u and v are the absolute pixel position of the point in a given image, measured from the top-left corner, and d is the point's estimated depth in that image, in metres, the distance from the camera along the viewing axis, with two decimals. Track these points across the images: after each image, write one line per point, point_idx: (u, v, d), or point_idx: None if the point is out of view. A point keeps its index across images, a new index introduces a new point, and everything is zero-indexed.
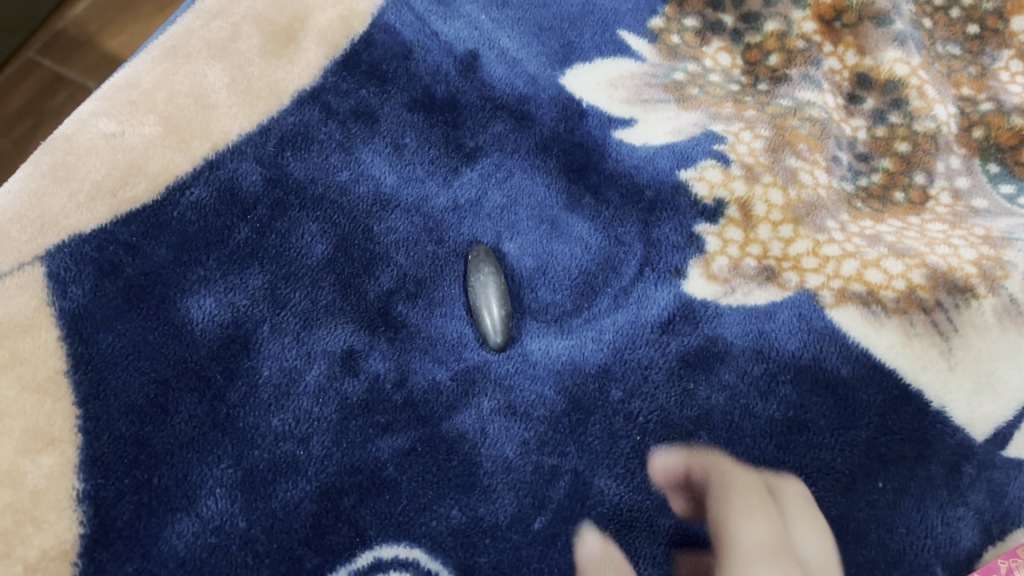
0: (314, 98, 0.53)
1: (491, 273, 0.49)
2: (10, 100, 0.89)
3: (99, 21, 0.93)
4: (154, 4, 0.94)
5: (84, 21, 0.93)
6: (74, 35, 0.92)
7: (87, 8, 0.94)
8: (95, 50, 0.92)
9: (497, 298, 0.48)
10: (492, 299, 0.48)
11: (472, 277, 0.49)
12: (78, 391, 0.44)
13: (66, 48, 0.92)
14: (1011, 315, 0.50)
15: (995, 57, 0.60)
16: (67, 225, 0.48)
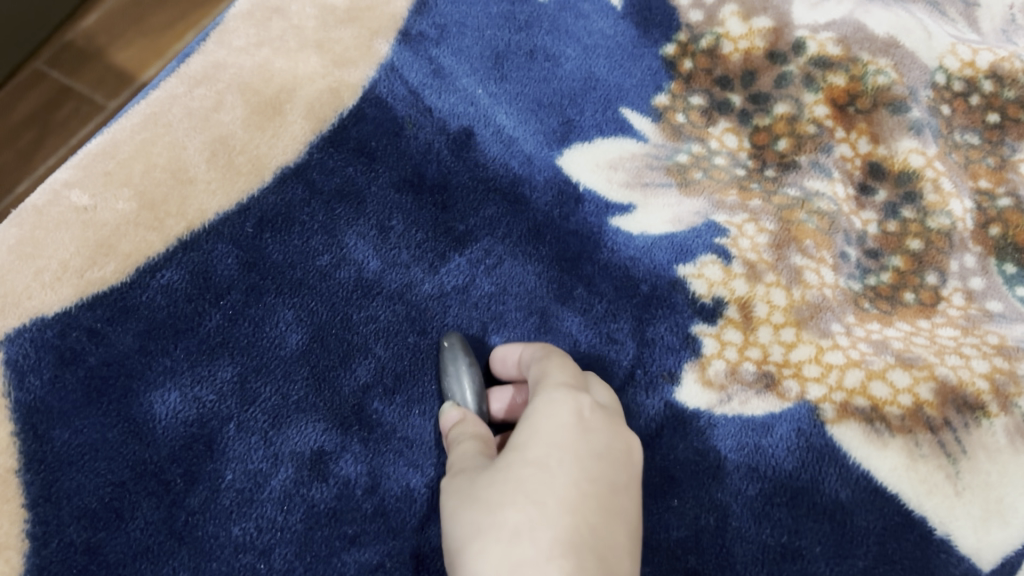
0: (298, 175, 0.51)
1: (467, 365, 0.46)
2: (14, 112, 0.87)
3: (109, 34, 0.91)
4: (165, 18, 0.92)
5: (94, 33, 0.91)
6: (83, 47, 0.90)
7: (98, 19, 0.91)
8: (103, 65, 0.90)
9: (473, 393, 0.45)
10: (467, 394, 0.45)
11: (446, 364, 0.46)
12: (28, 493, 0.42)
13: (72, 61, 0.90)
14: (1022, 435, 0.47)
15: (1015, 147, 0.57)
16: (28, 307, 0.45)
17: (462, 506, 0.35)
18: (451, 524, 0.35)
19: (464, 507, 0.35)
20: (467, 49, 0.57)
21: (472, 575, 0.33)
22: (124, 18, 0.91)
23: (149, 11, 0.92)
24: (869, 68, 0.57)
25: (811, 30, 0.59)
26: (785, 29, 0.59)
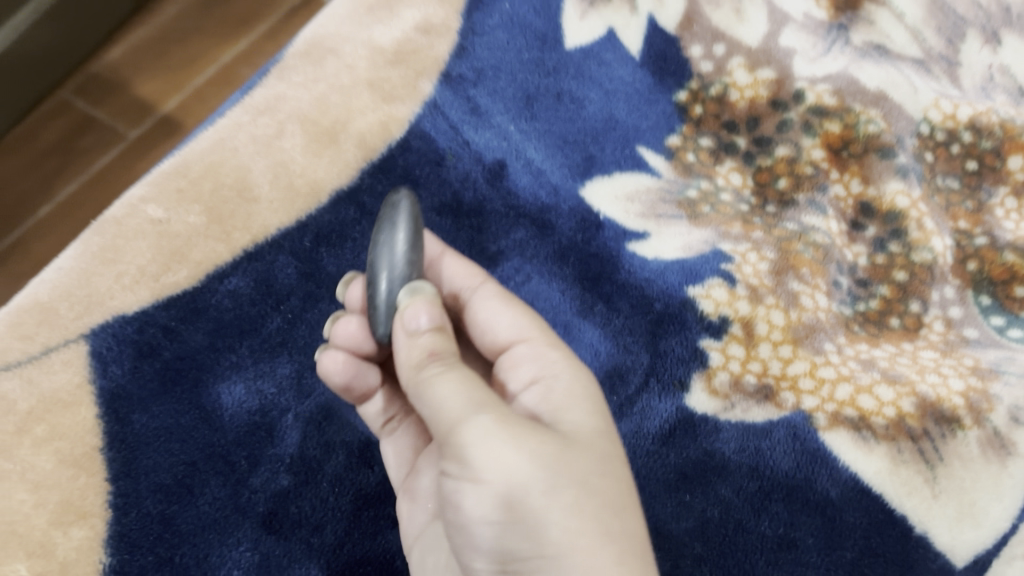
0: (350, 197, 0.57)
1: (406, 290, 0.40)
2: (41, 140, 0.93)
3: (133, 66, 0.98)
4: (185, 54, 1.00)
5: (119, 66, 0.98)
6: (108, 78, 0.97)
7: (122, 53, 0.99)
8: (128, 95, 0.97)
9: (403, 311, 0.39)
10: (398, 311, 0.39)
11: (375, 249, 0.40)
12: (111, 468, 0.47)
13: (98, 91, 0.96)
14: (993, 447, 0.53)
15: (990, 193, 0.62)
16: (111, 306, 0.51)
17: (547, 486, 0.32)
18: (519, 484, 0.32)
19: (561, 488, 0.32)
20: (501, 90, 0.64)
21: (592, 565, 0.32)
22: (147, 55, 0.99)
23: (170, 48, 1.00)
24: (861, 117, 0.64)
25: (809, 82, 0.65)
26: (787, 79, 0.65)
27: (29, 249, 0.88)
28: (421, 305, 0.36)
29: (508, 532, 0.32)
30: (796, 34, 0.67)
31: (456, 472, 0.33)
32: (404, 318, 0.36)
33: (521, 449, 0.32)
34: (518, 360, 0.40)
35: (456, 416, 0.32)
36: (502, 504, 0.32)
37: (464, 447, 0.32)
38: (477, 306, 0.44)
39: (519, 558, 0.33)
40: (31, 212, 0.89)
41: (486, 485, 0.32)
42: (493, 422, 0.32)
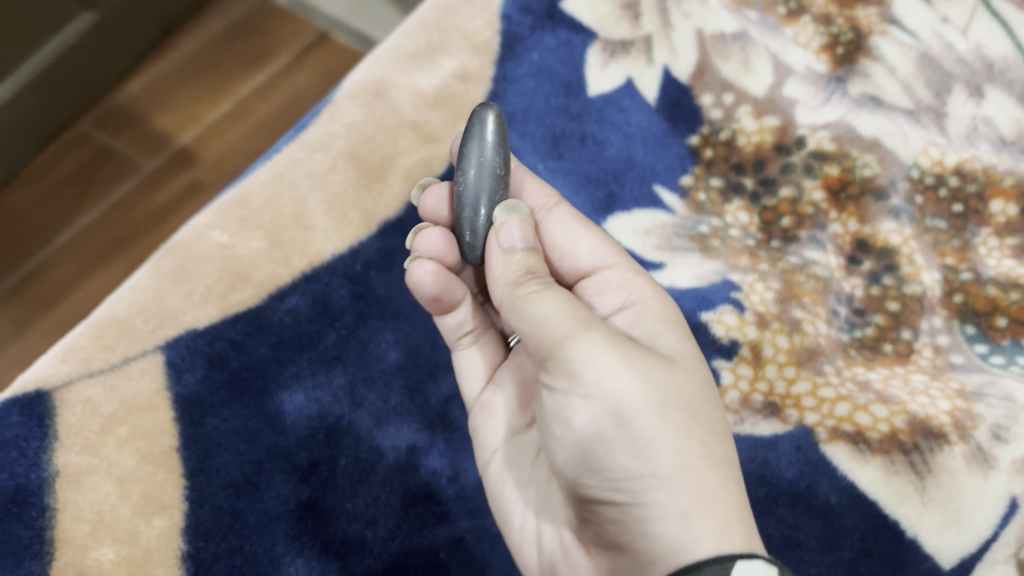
0: (397, 227, 0.63)
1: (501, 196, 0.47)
2: (61, 169, 1.02)
3: (147, 99, 1.07)
4: (196, 89, 1.08)
5: (135, 98, 1.07)
6: (125, 111, 1.06)
7: (137, 88, 1.08)
8: (145, 127, 1.06)
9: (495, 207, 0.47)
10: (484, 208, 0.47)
11: (471, 172, 0.46)
12: (186, 465, 0.52)
13: (114, 123, 1.05)
14: (977, 461, 0.57)
15: (975, 233, 0.67)
16: (183, 320, 0.57)
17: (649, 405, 0.38)
18: (627, 401, 0.38)
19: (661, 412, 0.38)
20: (530, 132, 0.71)
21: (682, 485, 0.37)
22: (162, 89, 1.08)
23: (184, 82, 1.09)
24: (857, 161, 0.70)
25: (810, 128, 0.72)
26: (790, 127, 0.72)
27: (51, 273, 0.96)
28: (517, 225, 0.45)
29: (620, 450, 0.38)
30: (798, 84, 0.73)
31: (566, 389, 0.39)
32: (499, 235, 0.45)
33: (627, 369, 0.39)
34: (607, 284, 0.50)
35: (568, 332, 0.39)
36: (614, 420, 0.38)
37: (578, 364, 0.38)
38: (555, 230, 0.52)
39: (629, 475, 0.38)
40: (51, 238, 0.98)
41: (600, 402, 0.38)
42: (601, 340, 0.39)
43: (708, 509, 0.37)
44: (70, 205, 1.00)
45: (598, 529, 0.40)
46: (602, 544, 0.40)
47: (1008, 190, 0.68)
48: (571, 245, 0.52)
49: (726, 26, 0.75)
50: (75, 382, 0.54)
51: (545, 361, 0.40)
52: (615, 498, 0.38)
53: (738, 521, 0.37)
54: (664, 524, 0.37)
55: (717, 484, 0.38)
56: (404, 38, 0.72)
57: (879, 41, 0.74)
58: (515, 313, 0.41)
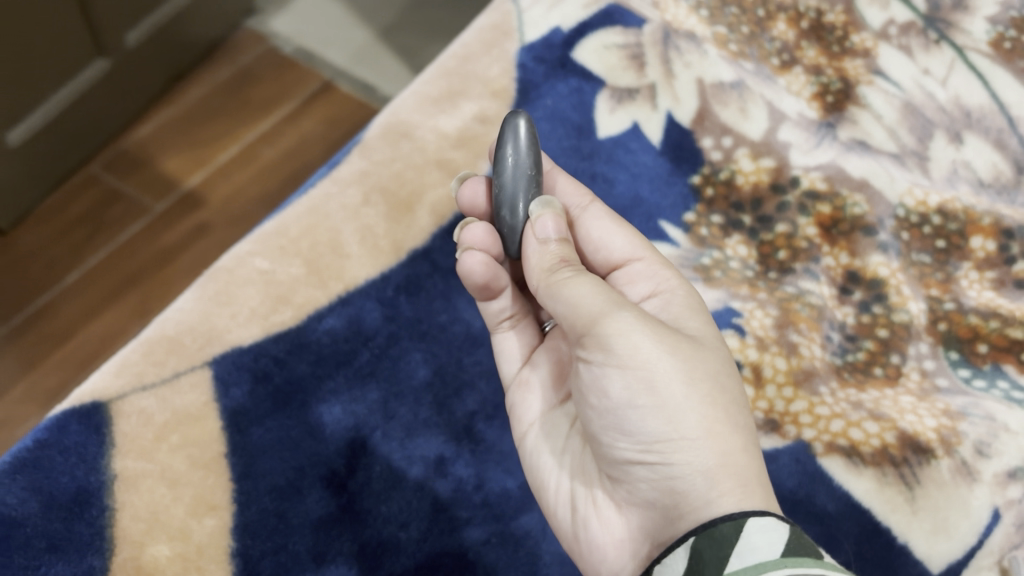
0: (424, 256, 0.68)
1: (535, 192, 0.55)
2: (77, 208, 1.22)
3: (155, 145, 1.29)
4: (203, 140, 1.31)
5: (145, 144, 1.29)
6: (136, 154, 1.28)
7: (148, 134, 1.30)
8: (152, 170, 1.27)
9: (528, 202, 0.54)
10: (518, 202, 0.54)
11: (507, 171, 0.55)
12: (234, 470, 0.57)
13: (125, 167, 1.27)
14: (962, 473, 0.62)
15: (957, 266, 0.73)
16: (229, 338, 0.62)
17: (677, 376, 0.46)
18: (657, 372, 0.46)
19: (688, 382, 0.46)
20: None
21: (707, 445, 0.45)
22: (167, 137, 1.30)
23: (187, 133, 1.31)
24: (848, 200, 0.76)
25: (804, 169, 0.77)
26: (785, 167, 0.77)
27: (61, 308, 1.13)
28: (551, 219, 0.53)
29: (650, 415, 0.46)
30: (791, 129, 0.79)
31: (602, 361, 0.47)
32: (534, 229, 0.53)
33: (656, 345, 0.47)
34: (637, 274, 0.57)
35: (603, 311, 0.47)
36: (645, 388, 0.46)
37: (613, 338, 0.46)
38: (591, 228, 0.60)
39: (660, 436, 0.45)
40: (61, 278, 1.16)
41: (632, 372, 0.46)
42: (632, 318, 0.47)
43: (730, 468, 0.45)
44: (76, 249, 1.18)
45: (631, 485, 0.47)
46: (634, 500, 0.47)
47: (987, 227, 0.74)
48: (604, 240, 0.59)
49: (724, 75, 0.82)
50: (129, 395, 0.59)
51: (581, 338, 0.48)
52: (647, 456, 0.46)
53: (756, 481, 0.45)
54: (691, 479, 0.44)
55: (737, 447, 0.46)
56: (427, 84, 0.78)
57: (865, 90, 0.82)
58: (552, 297, 0.49)
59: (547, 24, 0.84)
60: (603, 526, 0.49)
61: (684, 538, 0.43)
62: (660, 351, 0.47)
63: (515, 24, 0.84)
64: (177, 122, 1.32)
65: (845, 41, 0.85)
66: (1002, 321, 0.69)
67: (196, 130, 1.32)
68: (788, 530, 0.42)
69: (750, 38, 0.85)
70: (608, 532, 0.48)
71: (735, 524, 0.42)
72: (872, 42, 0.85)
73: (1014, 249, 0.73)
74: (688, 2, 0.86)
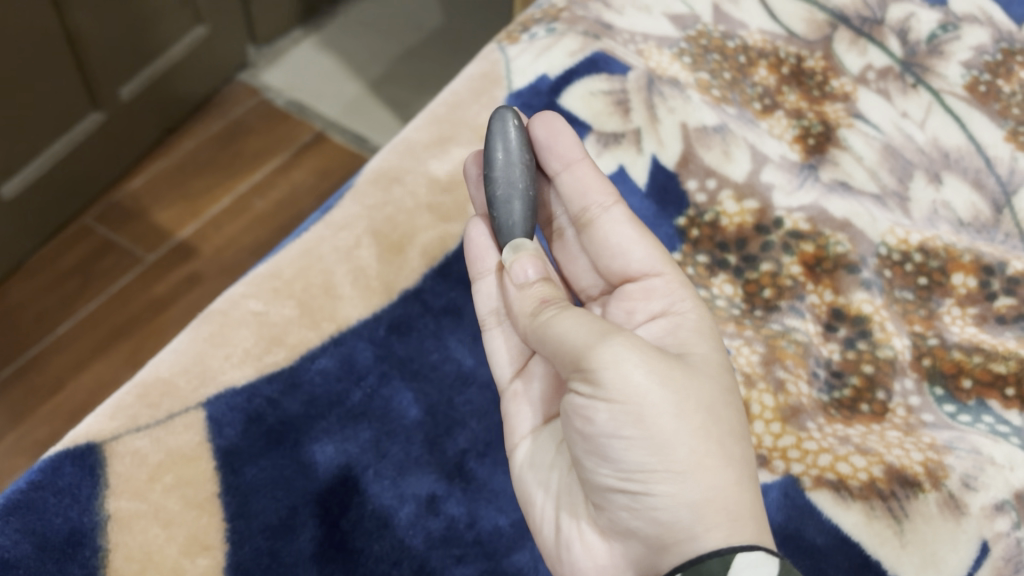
0: (415, 296, 0.69)
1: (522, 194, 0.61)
2: (69, 259, 1.23)
3: (149, 194, 1.31)
4: (196, 189, 1.33)
5: (137, 193, 1.31)
6: (129, 204, 1.30)
7: (141, 183, 1.33)
8: (145, 219, 1.29)
9: (517, 203, 0.60)
10: (511, 205, 0.60)
11: (497, 175, 0.61)
12: (227, 509, 0.57)
13: (119, 217, 1.28)
14: (949, 507, 0.63)
15: (940, 303, 0.74)
16: (223, 379, 0.63)
17: (668, 408, 0.48)
18: (647, 405, 0.47)
19: (680, 415, 0.48)
20: None
21: (695, 478, 0.47)
22: (159, 187, 1.33)
23: (182, 182, 1.33)
24: (830, 239, 0.77)
25: (787, 210, 0.78)
26: (768, 209, 0.79)
27: (51, 357, 1.14)
28: (527, 261, 0.56)
29: (637, 448, 0.47)
30: (774, 171, 0.81)
31: (590, 392, 0.48)
32: (514, 273, 0.57)
33: (647, 376, 0.48)
34: (653, 291, 0.62)
35: (592, 343, 0.48)
36: (634, 421, 0.47)
37: (602, 371, 0.47)
38: (611, 235, 0.64)
39: (644, 468, 0.47)
40: (52, 329, 1.16)
41: (621, 406, 0.47)
42: (623, 347, 0.48)
43: (718, 503, 0.47)
44: (67, 300, 1.19)
45: (614, 512, 0.50)
46: (616, 525, 0.50)
47: (967, 264, 0.75)
48: (626, 250, 0.64)
49: (707, 120, 0.83)
50: (123, 435, 0.59)
51: (570, 362, 0.49)
52: (629, 486, 0.48)
53: (745, 513, 0.47)
54: (676, 512, 0.47)
55: (727, 480, 0.48)
56: (418, 131, 0.80)
57: (845, 132, 0.84)
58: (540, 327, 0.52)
59: (534, 71, 0.86)
60: (586, 549, 0.51)
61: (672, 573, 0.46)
62: (651, 380, 0.48)
63: (503, 73, 0.86)
64: (170, 175, 1.34)
65: (824, 86, 0.88)
66: (985, 356, 0.70)
67: (190, 183, 1.33)
68: (775, 565, 0.45)
69: (733, 83, 0.87)
70: (591, 555, 0.51)
71: (722, 561, 0.45)
72: (851, 87, 0.87)
73: (994, 285, 0.74)
74: (671, 50, 0.89)
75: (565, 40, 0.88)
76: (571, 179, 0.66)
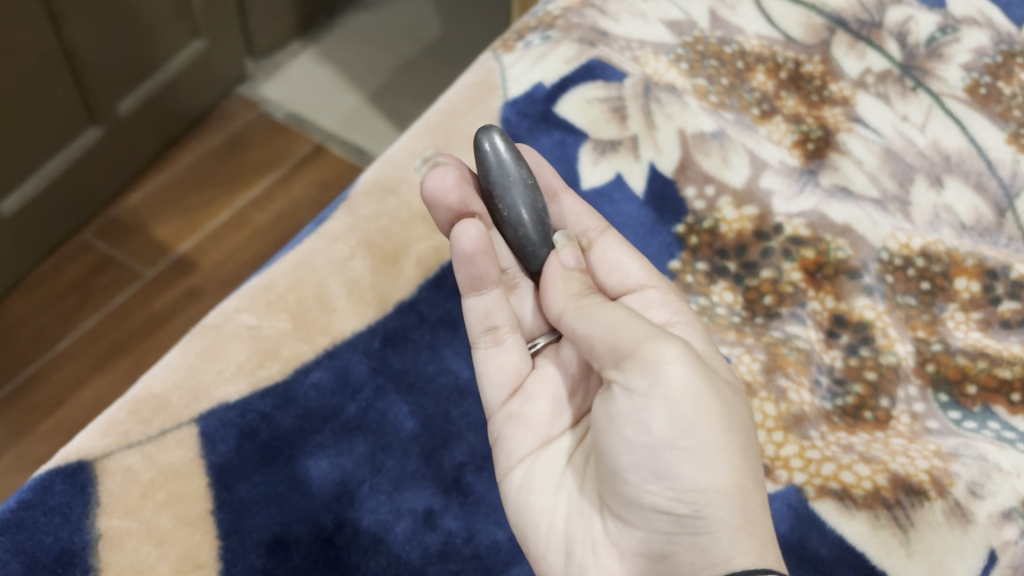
0: (410, 308, 0.68)
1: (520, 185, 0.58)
2: (69, 275, 1.23)
3: (149, 209, 1.31)
4: (195, 202, 1.32)
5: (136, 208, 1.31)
6: (128, 219, 1.29)
7: (140, 199, 1.32)
8: (145, 234, 1.28)
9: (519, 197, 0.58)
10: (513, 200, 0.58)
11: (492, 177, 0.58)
12: (220, 526, 0.56)
13: (117, 232, 1.28)
14: (956, 515, 0.62)
15: (943, 307, 0.73)
16: (216, 395, 0.62)
17: (716, 425, 0.48)
18: (702, 419, 0.48)
19: (726, 433, 0.48)
20: None
21: (737, 499, 0.47)
22: (158, 202, 1.32)
23: (181, 195, 1.33)
24: (831, 245, 0.76)
25: (786, 216, 0.77)
26: (768, 215, 0.77)
27: (50, 374, 1.13)
28: (574, 251, 0.59)
29: (689, 463, 0.47)
30: (773, 177, 0.80)
31: (647, 393, 0.48)
32: (559, 256, 0.59)
33: (701, 390, 0.49)
34: (652, 302, 0.62)
35: (650, 341, 0.49)
36: (687, 432, 0.48)
37: (661, 372, 0.48)
38: (607, 251, 0.65)
39: (694, 487, 0.47)
40: (51, 345, 1.15)
41: (677, 413, 0.48)
42: (677, 353, 0.49)
43: (753, 528, 0.47)
44: (66, 316, 1.18)
45: (649, 532, 0.48)
46: (644, 547, 0.49)
47: (970, 269, 0.74)
48: (619, 265, 0.64)
49: (704, 126, 0.82)
50: (114, 452, 0.59)
51: (621, 363, 0.49)
52: (677, 507, 0.47)
53: (772, 541, 0.47)
54: (717, 536, 0.46)
55: (758, 506, 0.48)
56: (413, 142, 0.79)
57: (845, 137, 0.83)
58: (585, 320, 0.52)
59: (530, 79, 0.86)
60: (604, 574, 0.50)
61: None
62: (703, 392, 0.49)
63: (498, 81, 0.86)
64: (169, 189, 1.34)
65: (823, 90, 0.87)
66: (990, 361, 0.69)
67: (189, 197, 1.33)
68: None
69: (730, 89, 0.87)
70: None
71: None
72: (850, 91, 0.87)
73: (998, 289, 0.73)
74: (668, 56, 0.88)
75: (560, 47, 0.88)
76: (558, 206, 0.67)
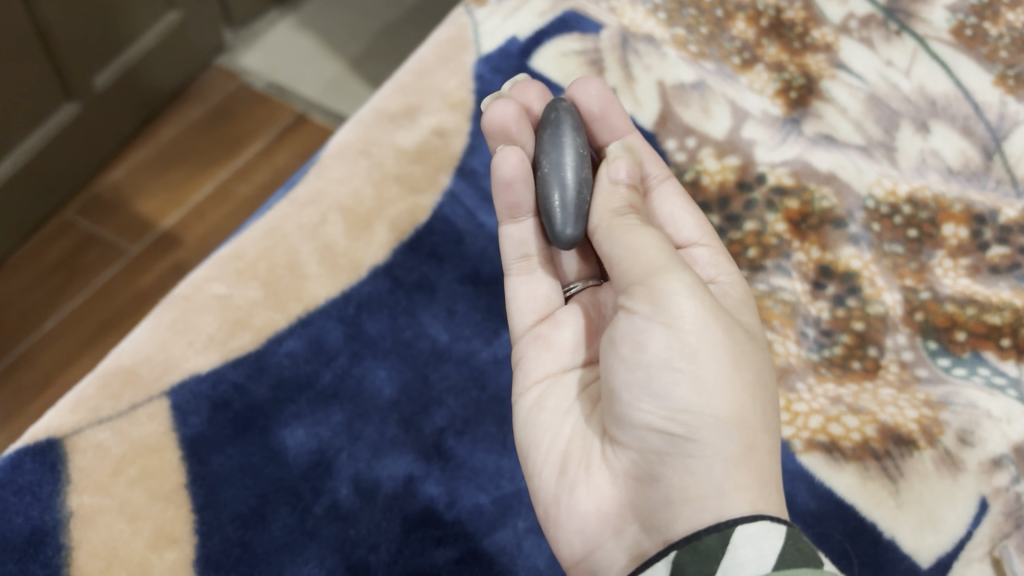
0: (385, 272, 0.67)
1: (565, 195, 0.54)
2: (53, 254, 1.20)
3: (128, 184, 1.29)
4: (178, 176, 1.30)
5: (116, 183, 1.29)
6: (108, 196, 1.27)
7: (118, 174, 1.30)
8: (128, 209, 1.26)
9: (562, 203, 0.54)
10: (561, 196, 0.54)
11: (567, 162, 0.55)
12: (195, 500, 0.56)
13: (98, 209, 1.26)
14: (946, 464, 0.61)
15: (931, 255, 0.71)
16: (186, 366, 0.61)
17: (716, 354, 0.45)
18: (701, 343, 0.45)
19: (731, 365, 0.46)
20: None
21: (733, 429, 0.45)
22: (139, 176, 1.30)
23: (162, 168, 1.31)
24: (815, 194, 0.74)
25: (770, 165, 0.75)
26: (751, 165, 0.76)
27: (35, 354, 1.11)
28: (626, 162, 0.54)
29: (685, 383, 0.45)
30: (755, 126, 0.78)
31: (649, 314, 0.46)
32: (608, 171, 0.54)
33: (704, 318, 0.46)
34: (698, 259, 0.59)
35: (665, 266, 0.47)
36: (687, 354, 0.45)
37: (667, 296, 0.46)
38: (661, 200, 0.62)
39: (689, 408, 0.44)
40: (38, 325, 1.14)
41: (676, 333, 0.45)
42: (688, 282, 0.46)
43: (751, 461, 0.44)
44: (52, 295, 1.17)
45: (639, 453, 0.46)
46: (635, 470, 0.47)
47: (958, 214, 0.72)
48: (673, 219, 0.61)
49: (684, 77, 0.80)
50: (84, 430, 0.58)
51: (632, 284, 0.48)
52: (670, 426, 0.45)
53: (772, 482, 0.44)
54: (710, 463, 0.44)
55: (762, 444, 0.45)
56: (385, 100, 0.77)
57: (828, 84, 0.81)
58: (613, 239, 0.50)
59: (503, 34, 0.83)
60: (592, 495, 0.49)
61: (665, 552, 0.43)
62: (708, 322, 0.46)
63: (471, 37, 0.83)
64: (149, 163, 1.31)
65: (805, 37, 0.84)
66: (979, 308, 0.67)
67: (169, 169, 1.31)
68: (784, 535, 0.41)
69: (710, 38, 0.84)
70: (597, 501, 0.48)
71: (721, 537, 0.41)
72: (833, 37, 0.84)
73: (986, 235, 0.71)
74: (646, 6, 0.86)
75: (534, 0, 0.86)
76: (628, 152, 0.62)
